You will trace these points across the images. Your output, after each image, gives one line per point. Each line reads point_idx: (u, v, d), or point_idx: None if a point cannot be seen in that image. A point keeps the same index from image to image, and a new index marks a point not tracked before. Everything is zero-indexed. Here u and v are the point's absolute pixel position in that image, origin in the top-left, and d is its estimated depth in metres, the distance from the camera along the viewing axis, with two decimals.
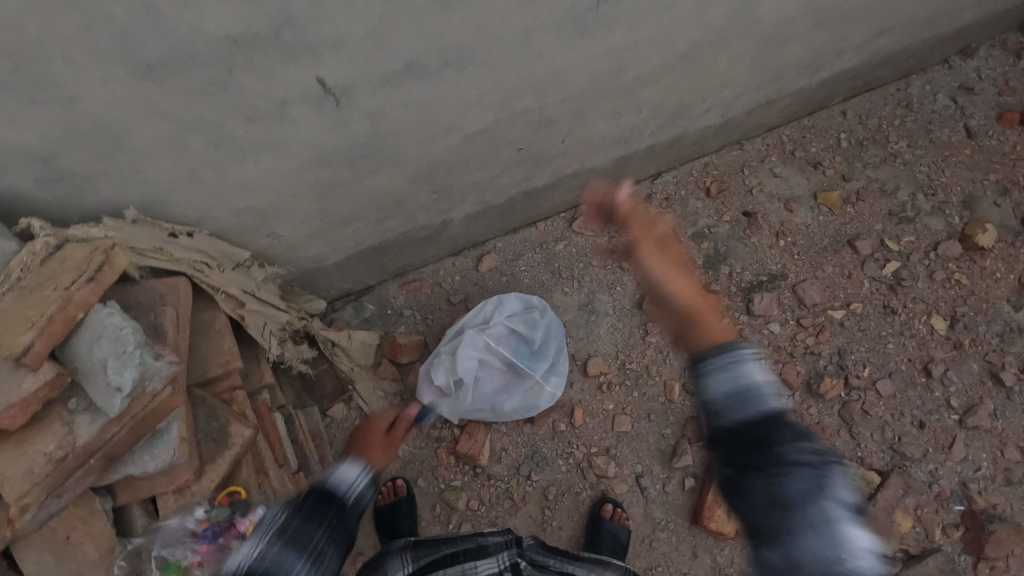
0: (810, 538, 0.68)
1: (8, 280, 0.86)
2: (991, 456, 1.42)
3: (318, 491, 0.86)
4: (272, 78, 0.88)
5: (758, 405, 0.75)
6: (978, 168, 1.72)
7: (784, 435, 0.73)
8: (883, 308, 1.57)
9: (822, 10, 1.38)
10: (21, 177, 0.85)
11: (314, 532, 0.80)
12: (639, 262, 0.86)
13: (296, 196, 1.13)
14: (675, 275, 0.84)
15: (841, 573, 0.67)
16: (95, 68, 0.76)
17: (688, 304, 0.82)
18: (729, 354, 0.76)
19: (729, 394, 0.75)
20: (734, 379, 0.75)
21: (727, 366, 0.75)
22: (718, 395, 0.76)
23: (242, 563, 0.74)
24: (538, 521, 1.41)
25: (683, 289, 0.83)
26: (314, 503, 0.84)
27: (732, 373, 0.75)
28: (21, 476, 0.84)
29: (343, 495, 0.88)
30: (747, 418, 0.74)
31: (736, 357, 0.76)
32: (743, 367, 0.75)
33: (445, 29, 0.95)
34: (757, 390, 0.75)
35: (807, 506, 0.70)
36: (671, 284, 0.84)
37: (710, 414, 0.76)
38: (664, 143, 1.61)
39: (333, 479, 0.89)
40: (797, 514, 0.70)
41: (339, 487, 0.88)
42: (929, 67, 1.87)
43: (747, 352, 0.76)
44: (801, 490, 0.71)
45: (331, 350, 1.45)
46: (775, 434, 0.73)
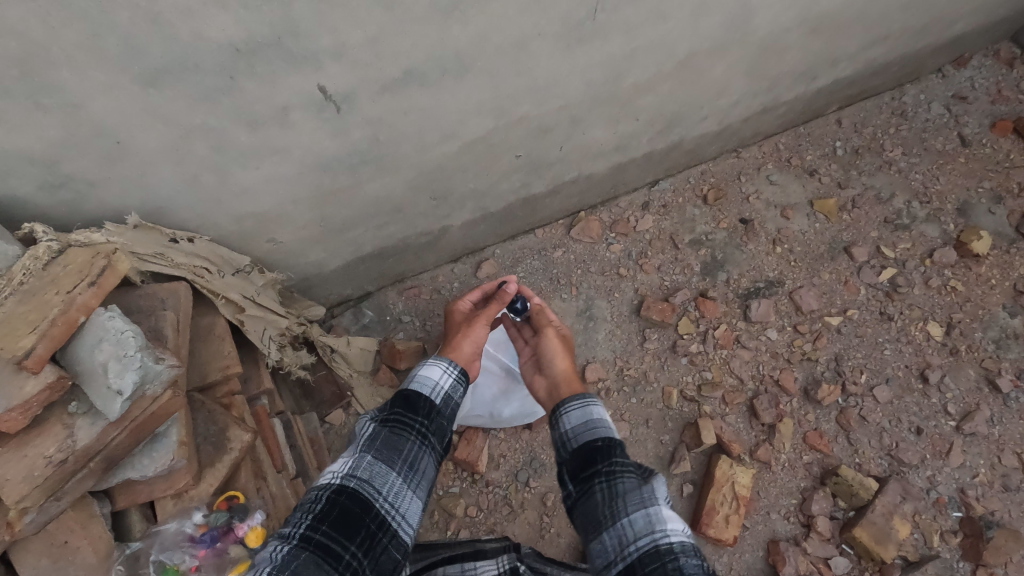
0: (628, 527, 0.87)
1: (11, 284, 0.85)
2: (989, 462, 1.43)
3: (401, 403, 0.99)
4: (274, 85, 0.89)
5: (605, 431, 1.01)
6: (973, 176, 1.73)
7: (615, 452, 0.97)
8: (880, 315, 1.58)
9: (817, 20, 1.40)
10: (24, 183, 0.85)
11: (401, 445, 0.93)
12: (544, 343, 1.30)
13: (297, 202, 1.14)
14: (561, 359, 1.27)
15: (654, 551, 0.82)
16: (101, 75, 0.77)
17: (565, 377, 1.23)
18: (586, 400, 1.07)
19: (582, 426, 1.03)
20: (587, 416, 1.05)
21: (584, 406, 1.07)
22: (574, 427, 1.04)
23: (338, 472, 0.87)
24: (536, 529, 1.39)
25: (564, 366, 1.26)
26: (399, 417, 0.96)
27: (585, 411, 1.06)
28: (20, 479, 0.84)
29: (424, 403, 1.00)
30: (588, 442, 1.00)
31: (589, 401, 1.07)
32: (596, 408, 1.06)
33: (445, 38, 0.97)
34: (605, 424, 1.03)
35: (627, 506, 0.89)
36: (556, 363, 1.26)
37: (568, 444, 1.02)
38: (662, 151, 1.62)
39: (413, 390, 1.01)
40: (620, 513, 0.88)
41: (418, 398, 1.00)
42: (923, 77, 1.90)
43: (595, 404, 1.07)
44: (624, 491, 0.90)
45: (330, 356, 1.46)
46: (609, 451, 0.97)
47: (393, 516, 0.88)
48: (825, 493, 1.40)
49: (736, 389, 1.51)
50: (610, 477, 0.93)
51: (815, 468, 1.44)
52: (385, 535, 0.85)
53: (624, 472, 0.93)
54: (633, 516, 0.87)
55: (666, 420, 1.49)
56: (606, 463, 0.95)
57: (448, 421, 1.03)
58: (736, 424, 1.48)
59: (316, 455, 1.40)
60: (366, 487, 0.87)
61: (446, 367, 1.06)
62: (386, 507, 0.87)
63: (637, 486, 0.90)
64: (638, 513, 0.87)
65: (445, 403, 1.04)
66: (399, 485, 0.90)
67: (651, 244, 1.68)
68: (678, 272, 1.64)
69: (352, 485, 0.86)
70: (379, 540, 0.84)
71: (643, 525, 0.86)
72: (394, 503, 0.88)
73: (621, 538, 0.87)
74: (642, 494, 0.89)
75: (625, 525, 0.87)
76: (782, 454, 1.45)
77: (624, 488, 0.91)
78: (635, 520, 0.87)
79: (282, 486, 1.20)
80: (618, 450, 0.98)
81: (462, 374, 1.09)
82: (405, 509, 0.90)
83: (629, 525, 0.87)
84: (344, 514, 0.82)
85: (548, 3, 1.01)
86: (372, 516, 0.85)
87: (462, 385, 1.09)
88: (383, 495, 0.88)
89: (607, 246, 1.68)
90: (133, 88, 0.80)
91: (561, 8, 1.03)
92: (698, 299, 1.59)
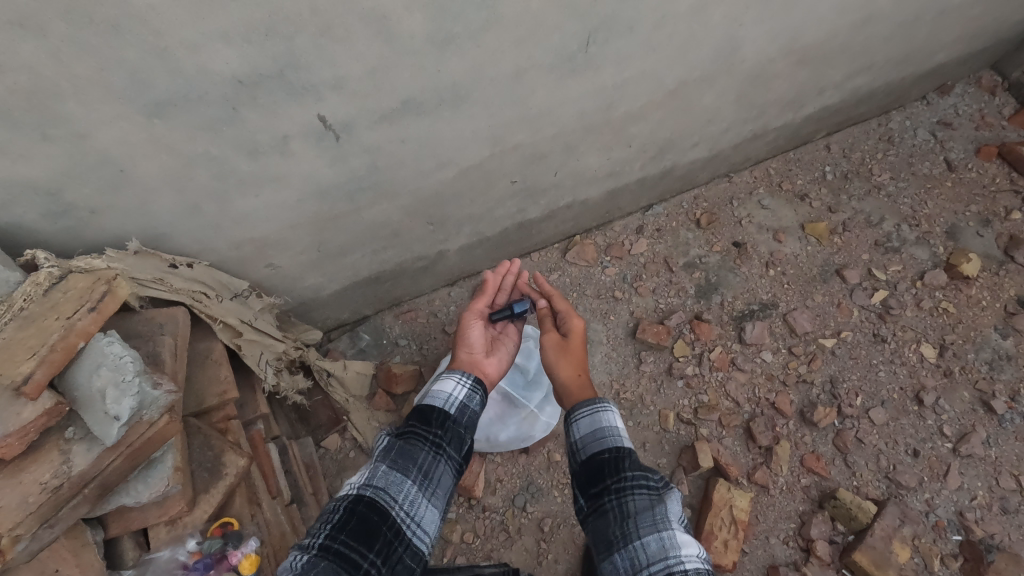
0: (640, 549, 0.82)
1: (10, 310, 0.86)
2: (987, 484, 1.42)
3: (414, 416, 0.96)
4: (275, 115, 0.92)
5: (615, 441, 0.96)
6: (960, 200, 1.77)
7: (624, 465, 0.91)
8: (873, 337, 1.59)
9: (802, 51, 1.45)
10: (26, 211, 0.86)
11: (416, 454, 0.91)
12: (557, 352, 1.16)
13: (295, 227, 1.16)
14: (567, 365, 1.14)
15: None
16: (108, 107, 0.79)
17: (566, 389, 1.12)
18: (597, 406, 1.02)
19: (591, 435, 0.98)
20: (595, 423, 0.99)
21: (593, 412, 1.01)
22: (583, 437, 0.99)
23: (357, 483, 0.86)
24: (534, 555, 1.37)
25: (570, 373, 1.13)
26: (413, 429, 0.94)
27: (595, 418, 1.00)
28: (14, 506, 0.83)
29: (438, 414, 0.98)
30: (598, 451, 0.95)
31: (599, 407, 1.01)
32: (606, 415, 1.00)
33: (442, 69, 1.00)
34: (615, 432, 0.98)
35: (639, 526, 0.83)
36: (559, 372, 1.14)
37: (576, 453, 0.98)
38: (655, 176, 1.66)
39: (427, 404, 0.99)
40: (632, 533, 0.83)
41: (432, 410, 0.98)
42: (908, 104, 1.95)
43: (606, 409, 1.01)
44: (636, 509, 0.85)
45: (327, 380, 1.46)
46: (618, 463, 0.92)
47: (409, 524, 0.85)
48: (824, 517, 1.39)
49: (732, 412, 1.51)
50: (621, 495, 0.88)
51: (813, 491, 1.43)
52: (400, 544, 0.83)
53: (634, 489, 0.88)
54: (645, 539, 0.82)
55: (663, 443, 1.49)
56: (616, 478, 0.90)
57: (467, 430, 1.00)
58: (733, 447, 1.48)
59: (311, 481, 1.39)
60: (383, 495, 0.85)
61: (459, 378, 1.04)
62: (402, 515, 0.85)
63: (649, 506, 0.85)
64: (650, 536, 0.82)
65: (461, 412, 1.01)
66: (415, 493, 0.88)
67: (646, 267, 1.70)
68: (673, 295, 1.66)
69: (369, 493, 0.84)
70: (395, 549, 0.82)
71: (656, 550, 0.80)
72: (410, 511, 0.86)
73: (633, 560, 0.82)
74: (654, 516, 0.84)
75: (637, 548, 0.82)
76: (780, 477, 1.44)
77: (635, 508, 0.85)
78: (647, 544, 0.82)
79: (276, 513, 1.19)
80: (630, 461, 0.92)
81: (477, 382, 1.06)
82: (421, 517, 0.87)
83: (641, 549, 0.82)
84: (362, 523, 0.80)
85: (541, 36, 1.04)
86: (388, 524, 0.82)
87: (480, 393, 1.05)
88: (399, 503, 0.85)
89: (602, 270, 1.69)
90: (138, 118, 0.82)
91: (554, 40, 1.06)
92: (693, 322, 1.60)
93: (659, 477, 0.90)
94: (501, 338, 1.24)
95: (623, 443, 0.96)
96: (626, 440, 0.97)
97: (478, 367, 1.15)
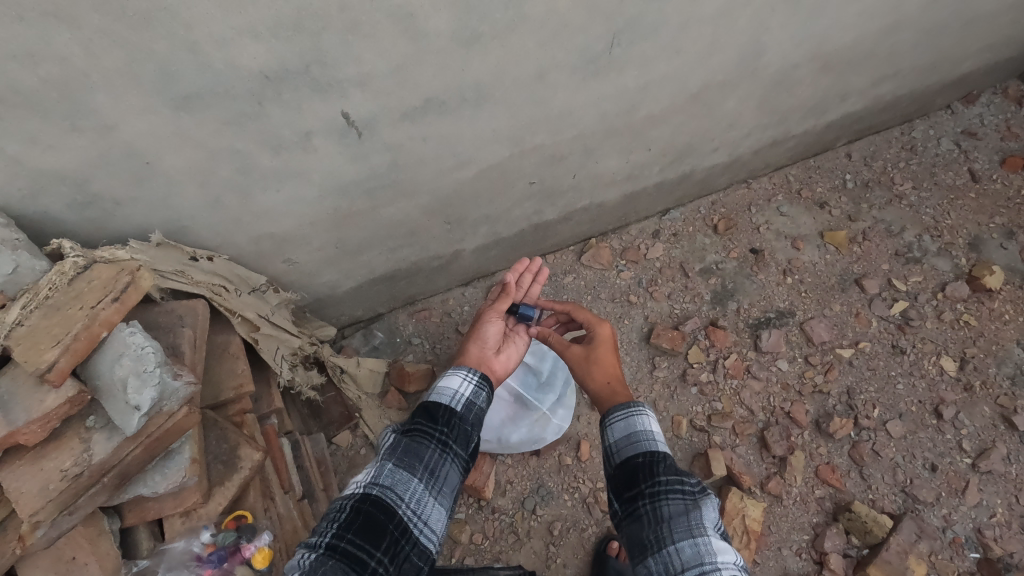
0: (675, 554, 0.81)
1: (36, 298, 0.86)
2: (1006, 501, 1.39)
3: (420, 414, 0.96)
4: (299, 111, 0.92)
5: (649, 445, 0.94)
6: (984, 212, 1.74)
7: (658, 469, 0.89)
8: (892, 348, 1.57)
9: (827, 57, 1.43)
10: (53, 201, 0.87)
11: (422, 452, 0.90)
12: (586, 361, 1.15)
13: (315, 223, 1.16)
14: (598, 373, 1.13)
15: None
16: (137, 100, 0.80)
17: (597, 397, 1.11)
18: (631, 409, 1.00)
19: (625, 438, 0.97)
20: (629, 426, 0.98)
21: (627, 416, 1.00)
22: (618, 440, 0.98)
23: (363, 481, 0.85)
24: (542, 559, 1.37)
25: (601, 381, 1.12)
26: (419, 426, 0.94)
27: (629, 421, 0.99)
28: (35, 493, 0.85)
29: (444, 412, 0.97)
30: (633, 454, 0.94)
31: (634, 410, 1.00)
32: (641, 419, 0.99)
33: (466, 69, 1.00)
34: (650, 435, 0.96)
35: (674, 530, 0.82)
36: (590, 381, 1.13)
37: (610, 456, 0.97)
38: (673, 180, 1.64)
39: (433, 401, 0.98)
40: (668, 536, 0.82)
41: (438, 407, 0.97)
42: (932, 112, 1.92)
43: (641, 411, 1.00)
44: (670, 513, 0.84)
45: (340, 377, 1.46)
46: (652, 467, 0.90)
47: (416, 522, 0.85)
48: (839, 530, 1.37)
49: (746, 420, 1.49)
50: (654, 500, 0.86)
51: (827, 503, 1.41)
52: (408, 543, 0.83)
53: (668, 493, 0.86)
54: (680, 544, 0.81)
55: (676, 450, 1.47)
56: (650, 483, 0.88)
57: (473, 428, 0.99)
58: (747, 455, 1.46)
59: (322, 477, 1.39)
60: (389, 494, 0.84)
61: (465, 375, 1.03)
62: (408, 514, 0.85)
63: (684, 511, 0.84)
64: (685, 542, 0.81)
65: (468, 410, 1.00)
66: (421, 492, 0.87)
67: (661, 272, 1.68)
68: (688, 301, 1.65)
69: (375, 491, 0.84)
70: (402, 548, 0.81)
71: (691, 556, 0.79)
72: (417, 510, 0.86)
73: (668, 564, 0.81)
74: (689, 521, 0.82)
75: (671, 553, 0.81)
76: (793, 487, 1.42)
77: (670, 513, 0.84)
78: (681, 549, 0.81)
79: (289, 508, 1.19)
80: (665, 464, 0.90)
81: (483, 379, 1.05)
82: (428, 515, 0.87)
83: (675, 554, 0.81)
84: (369, 521, 0.80)
85: (566, 37, 1.04)
86: (395, 523, 0.82)
87: (486, 390, 1.04)
88: (405, 501, 0.85)
89: (617, 273, 1.69)
90: (165, 111, 0.83)
91: (578, 42, 1.06)
92: (708, 328, 1.59)
93: (696, 481, 0.89)
94: (513, 335, 1.24)
95: (658, 447, 0.94)
96: (661, 444, 0.95)
97: (487, 364, 1.13)
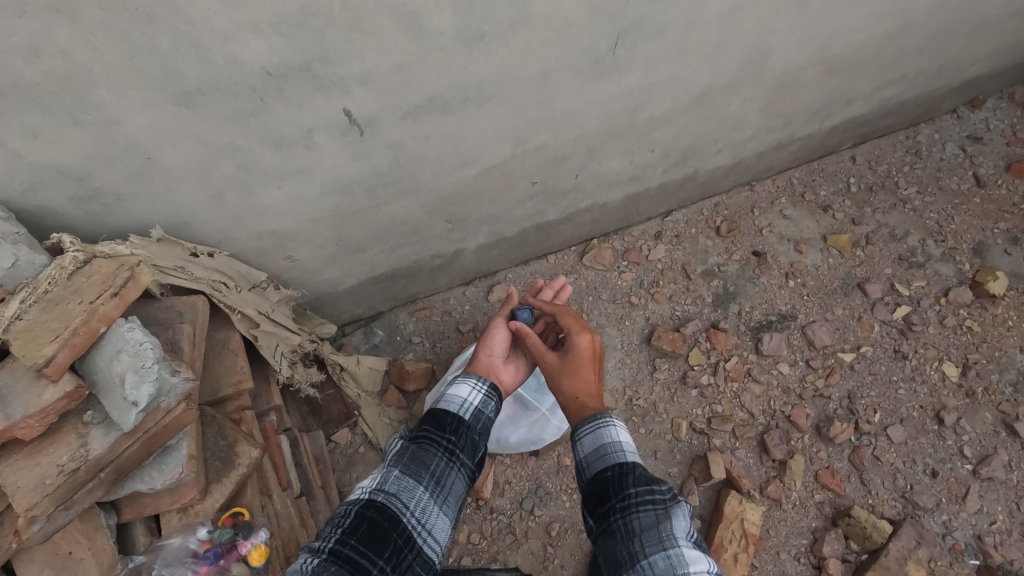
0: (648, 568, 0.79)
1: (35, 292, 0.84)
2: (1006, 509, 1.38)
3: (428, 421, 0.96)
4: (302, 107, 0.92)
5: (617, 457, 0.95)
6: (988, 217, 1.72)
7: (627, 482, 0.89)
8: (894, 353, 1.56)
9: (832, 59, 1.43)
10: (55, 196, 0.87)
11: (428, 460, 0.90)
12: (555, 373, 1.13)
13: (316, 221, 1.16)
14: (568, 385, 1.10)
15: None
16: (138, 95, 0.79)
17: (566, 410, 1.09)
18: (598, 422, 1.00)
19: (594, 452, 0.97)
20: (598, 440, 0.98)
21: (596, 429, 1.00)
22: (587, 455, 0.98)
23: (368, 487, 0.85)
24: (540, 560, 1.36)
25: (569, 395, 1.09)
26: (427, 433, 0.94)
27: (597, 435, 0.99)
28: (31, 487, 0.85)
29: (452, 420, 0.97)
30: (602, 469, 0.94)
31: (602, 423, 1.00)
32: (608, 431, 0.99)
33: (469, 68, 0.99)
34: (618, 448, 0.96)
35: (646, 544, 0.82)
36: (561, 392, 1.11)
37: (582, 471, 0.97)
38: (677, 182, 1.64)
39: (441, 409, 0.99)
40: (641, 550, 0.81)
41: (446, 415, 0.98)
42: (937, 117, 1.91)
43: (609, 423, 1.00)
44: (642, 526, 0.84)
45: (339, 374, 1.44)
46: (621, 480, 0.90)
47: (420, 531, 0.84)
48: (838, 535, 1.36)
49: (746, 424, 1.49)
50: (626, 513, 0.86)
51: (827, 507, 1.40)
52: (411, 552, 0.82)
53: (639, 506, 0.86)
54: (652, 558, 0.80)
55: (675, 452, 1.47)
56: (620, 496, 0.88)
57: (480, 437, 1.00)
58: (746, 459, 1.46)
59: (320, 474, 1.39)
60: (395, 501, 0.84)
61: (475, 384, 1.05)
62: (413, 522, 0.84)
63: (654, 522, 0.83)
64: (657, 555, 0.80)
65: (476, 418, 1.01)
66: (426, 500, 0.87)
67: (663, 274, 1.68)
68: (689, 303, 1.64)
69: (381, 498, 0.83)
70: (405, 557, 0.81)
71: (664, 568, 0.79)
72: (421, 518, 0.85)
73: None
74: (660, 533, 0.82)
75: (645, 568, 0.80)
76: (793, 492, 1.42)
77: (641, 525, 0.84)
78: (655, 563, 0.80)
79: (286, 505, 1.19)
80: (633, 476, 0.90)
81: (491, 389, 1.07)
82: (432, 525, 0.87)
83: (649, 568, 0.79)
84: (373, 528, 0.79)
85: (570, 37, 1.03)
86: (399, 531, 0.82)
87: (494, 400, 1.06)
88: (410, 509, 0.85)
89: (619, 275, 1.68)
90: (167, 107, 0.83)
91: (583, 41, 1.06)
92: (709, 330, 1.58)
93: (666, 489, 0.89)
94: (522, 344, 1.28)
95: (628, 460, 0.94)
96: (631, 456, 0.95)
97: (493, 373, 1.18)
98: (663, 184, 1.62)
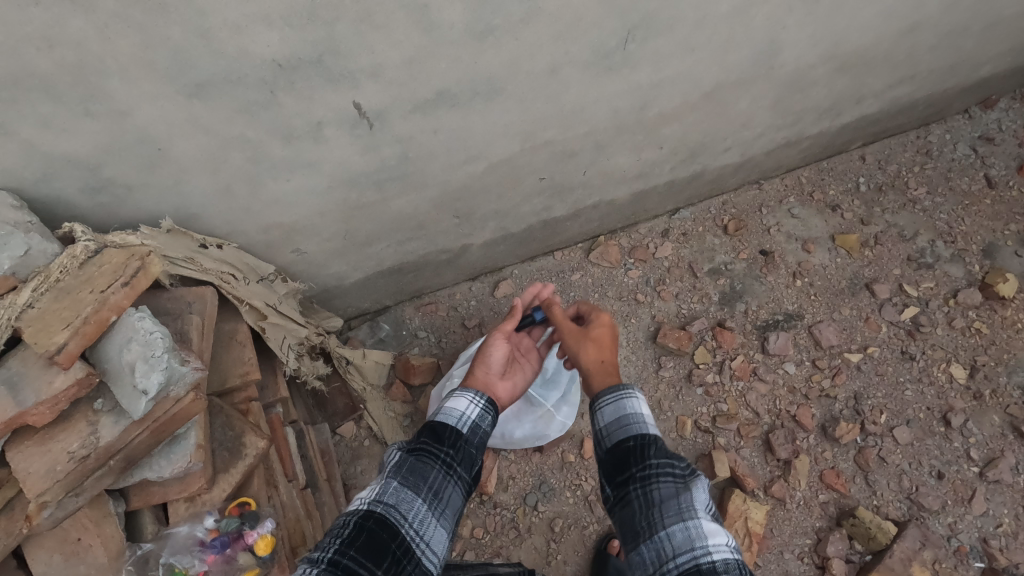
0: (666, 537, 0.80)
1: (47, 281, 0.87)
2: (1013, 511, 1.38)
3: (427, 434, 0.96)
4: (311, 99, 0.92)
5: (639, 427, 0.95)
6: (999, 218, 1.71)
7: (649, 452, 0.90)
8: (902, 354, 1.55)
9: (844, 57, 1.42)
10: (66, 186, 0.88)
11: (427, 472, 0.90)
12: (576, 339, 1.16)
13: (324, 214, 1.16)
14: (591, 350, 1.14)
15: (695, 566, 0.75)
16: (149, 86, 0.80)
17: (589, 373, 1.10)
18: (621, 392, 1.00)
19: (615, 422, 0.97)
20: (619, 410, 0.98)
21: (617, 399, 0.99)
22: (608, 424, 0.98)
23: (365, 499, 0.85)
24: (543, 555, 1.37)
25: (594, 359, 1.12)
26: (425, 446, 0.94)
27: (618, 404, 0.98)
28: (42, 473, 0.86)
29: (450, 433, 0.97)
30: (623, 438, 0.94)
31: (624, 393, 1.00)
32: (630, 402, 0.98)
33: (478, 62, 0.99)
34: (640, 419, 0.96)
35: (665, 515, 0.82)
36: (584, 356, 1.13)
37: (602, 440, 0.97)
38: (685, 179, 1.63)
39: (439, 421, 0.99)
40: (660, 521, 0.82)
41: (444, 428, 0.97)
42: (949, 117, 1.90)
43: (632, 393, 0.99)
44: (662, 496, 0.84)
45: (345, 368, 1.45)
46: (643, 451, 0.91)
47: (418, 543, 0.85)
48: (842, 535, 1.36)
49: (750, 423, 1.48)
50: (646, 484, 0.87)
51: (831, 508, 1.40)
52: (410, 562, 0.82)
53: (659, 477, 0.87)
54: (671, 529, 0.81)
55: (679, 450, 1.47)
56: (641, 467, 0.89)
57: (477, 451, 0.99)
58: (750, 458, 1.45)
59: (326, 467, 1.40)
60: (393, 512, 0.84)
61: (473, 397, 1.03)
62: (412, 534, 0.84)
63: (674, 494, 0.84)
64: (675, 526, 0.80)
65: (473, 432, 1.00)
66: (424, 512, 0.87)
67: (669, 271, 1.67)
68: (696, 301, 1.64)
69: (380, 509, 0.83)
70: (404, 567, 0.81)
71: (682, 541, 0.78)
72: (419, 530, 0.85)
73: (660, 549, 0.80)
74: (680, 504, 0.82)
75: (663, 539, 0.81)
76: (797, 491, 1.41)
77: (660, 497, 0.85)
78: (672, 534, 0.80)
79: (293, 497, 1.20)
80: (655, 446, 0.91)
81: (489, 403, 1.05)
82: (431, 537, 0.87)
83: (667, 540, 0.80)
84: (372, 539, 0.79)
85: (580, 32, 1.03)
86: (398, 542, 0.82)
87: (491, 413, 1.05)
88: (409, 521, 0.85)
89: (625, 272, 1.68)
90: (178, 98, 0.83)
91: (592, 37, 1.05)
92: (715, 329, 1.58)
93: (686, 463, 0.90)
94: (520, 359, 1.28)
95: (649, 432, 0.94)
96: (652, 428, 0.95)
97: (491, 388, 1.15)
98: (670, 182, 1.62)
